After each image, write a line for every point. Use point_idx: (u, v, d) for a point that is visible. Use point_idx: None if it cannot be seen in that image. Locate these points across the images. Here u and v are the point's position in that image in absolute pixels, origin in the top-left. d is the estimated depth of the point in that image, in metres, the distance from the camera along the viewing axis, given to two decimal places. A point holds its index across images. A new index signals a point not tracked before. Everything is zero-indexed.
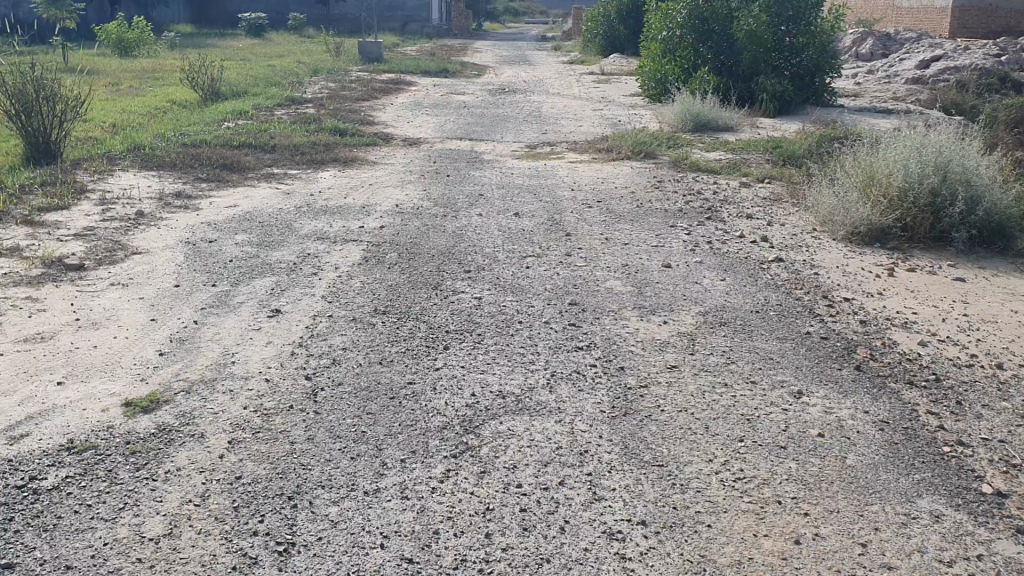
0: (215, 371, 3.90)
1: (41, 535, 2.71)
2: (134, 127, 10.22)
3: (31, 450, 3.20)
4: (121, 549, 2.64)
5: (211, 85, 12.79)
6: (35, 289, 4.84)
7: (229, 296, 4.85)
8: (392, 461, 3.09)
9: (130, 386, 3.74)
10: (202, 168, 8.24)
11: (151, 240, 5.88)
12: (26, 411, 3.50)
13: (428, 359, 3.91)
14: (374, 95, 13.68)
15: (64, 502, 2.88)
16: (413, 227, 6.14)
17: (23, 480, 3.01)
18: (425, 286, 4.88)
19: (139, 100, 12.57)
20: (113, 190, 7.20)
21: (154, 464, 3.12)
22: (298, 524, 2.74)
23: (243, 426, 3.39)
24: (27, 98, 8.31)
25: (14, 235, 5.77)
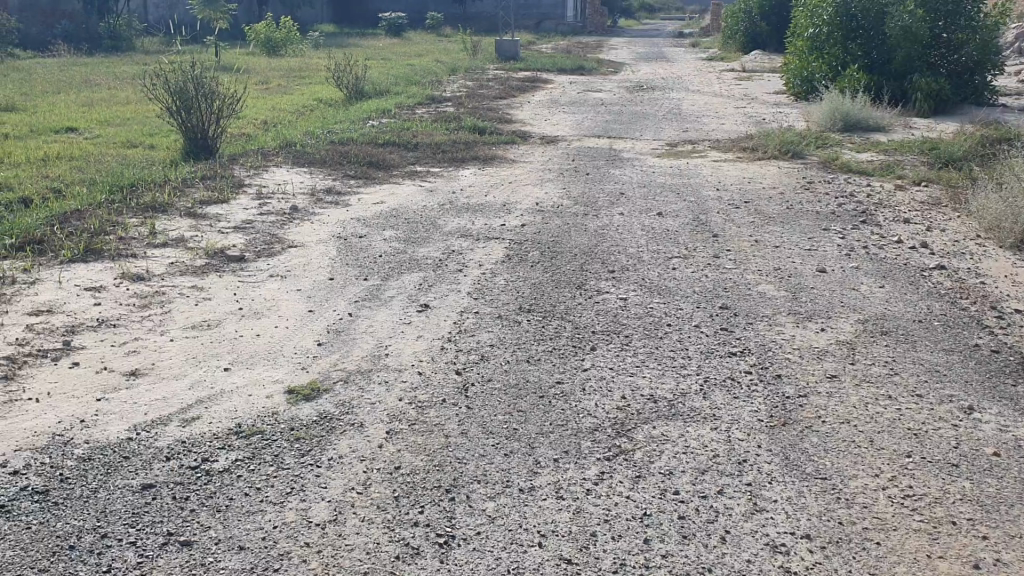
0: (370, 362, 4.00)
1: (215, 515, 2.84)
2: (284, 125, 10.61)
3: (203, 433, 3.36)
4: (289, 532, 2.74)
5: (356, 83, 13.15)
6: (200, 278, 5.09)
7: (379, 290, 4.97)
8: (545, 460, 3.09)
9: (291, 374, 3.89)
10: (350, 165, 8.49)
11: (305, 234, 6.10)
12: (197, 395, 3.67)
13: (576, 359, 3.90)
14: (512, 93, 13.78)
15: (235, 484, 3.01)
16: (555, 225, 6.15)
17: (197, 461, 3.16)
18: (569, 285, 4.88)
19: (288, 98, 13.04)
20: (268, 185, 7.51)
21: (318, 450, 3.23)
22: (457, 517, 2.79)
23: (400, 417, 3.47)
24: (189, 96, 8.74)
25: (180, 226, 6.08)
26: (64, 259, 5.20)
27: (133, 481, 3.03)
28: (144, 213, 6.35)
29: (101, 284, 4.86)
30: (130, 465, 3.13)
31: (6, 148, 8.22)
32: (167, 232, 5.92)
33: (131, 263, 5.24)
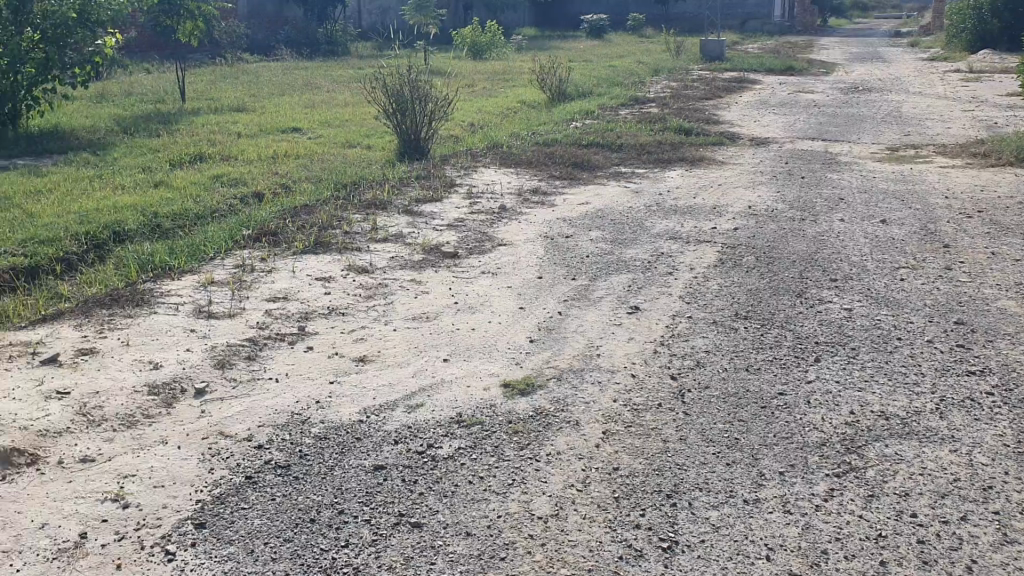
0: (584, 362, 4.03)
1: (442, 500, 2.94)
2: (492, 126, 10.86)
3: (427, 420, 3.49)
4: (512, 523, 2.80)
5: (560, 86, 13.30)
6: (418, 273, 5.29)
7: (589, 290, 5.00)
8: (769, 473, 3.01)
9: (507, 368, 3.97)
10: (556, 166, 8.59)
11: (514, 232, 6.23)
12: (420, 383, 3.82)
13: (799, 371, 3.77)
14: (718, 95, 13.52)
15: (459, 471, 3.11)
16: (770, 230, 5.98)
17: (422, 446, 3.29)
18: (788, 293, 4.73)
19: (494, 101, 13.35)
20: (478, 184, 7.73)
21: (536, 444, 3.29)
22: (679, 523, 2.76)
23: (616, 418, 3.47)
24: (404, 98, 9.11)
25: (398, 223, 6.35)
26: (296, 250, 5.55)
27: (365, 462, 3.17)
28: (365, 209, 6.68)
29: (329, 274, 5.14)
30: (361, 446, 3.28)
31: (240, 146, 8.83)
32: (386, 228, 6.20)
33: (355, 256, 5.51)
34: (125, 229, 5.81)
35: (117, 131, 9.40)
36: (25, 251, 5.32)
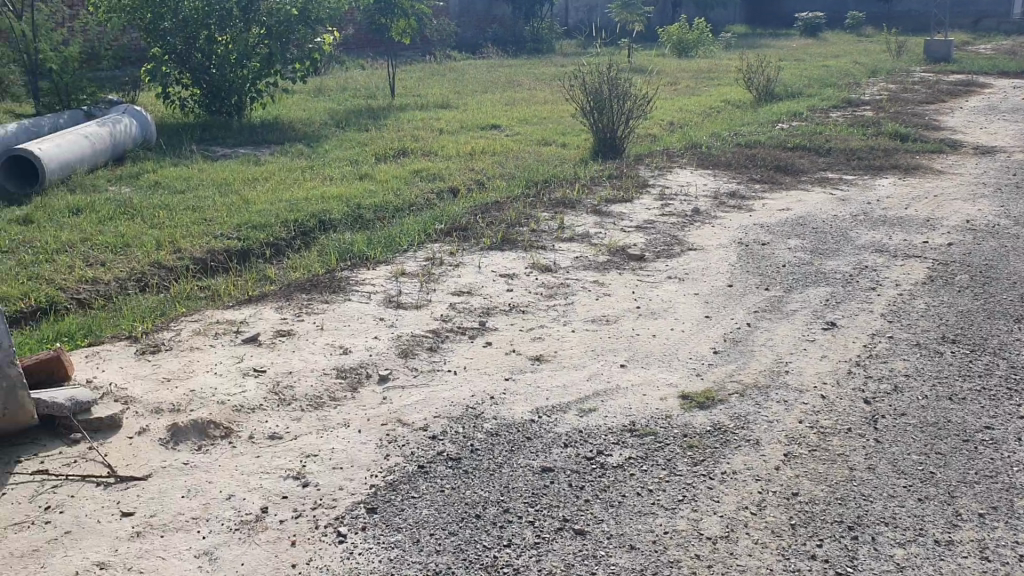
0: (769, 378, 3.84)
1: (608, 509, 2.89)
2: (692, 127, 10.62)
3: (600, 426, 3.44)
4: (680, 540, 2.72)
5: (767, 86, 12.83)
6: (602, 274, 5.24)
7: (782, 302, 4.78)
8: (967, 514, 2.79)
9: (687, 379, 3.85)
10: (756, 169, 8.30)
11: (706, 237, 6.05)
12: (596, 387, 3.77)
13: (1010, 405, 3.49)
14: (941, 98, 12.62)
15: (628, 482, 3.04)
16: (989, 247, 5.51)
17: (592, 452, 3.24)
18: (1004, 317, 4.37)
19: (696, 101, 13.01)
20: (672, 186, 7.57)
21: (710, 461, 3.16)
22: (859, 558, 2.59)
23: (799, 440, 3.29)
24: (603, 96, 9.06)
25: (587, 222, 6.32)
26: (484, 246, 5.63)
27: (533, 462, 3.16)
28: (556, 207, 6.70)
29: (514, 271, 5.19)
30: (532, 446, 3.28)
31: (441, 142, 9.08)
32: (574, 227, 6.18)
33: (541, 254, 5.54)
34: (328, 219, 6.10)
35: (330, 124, 9.90)
36: (238, 235, 5.68)
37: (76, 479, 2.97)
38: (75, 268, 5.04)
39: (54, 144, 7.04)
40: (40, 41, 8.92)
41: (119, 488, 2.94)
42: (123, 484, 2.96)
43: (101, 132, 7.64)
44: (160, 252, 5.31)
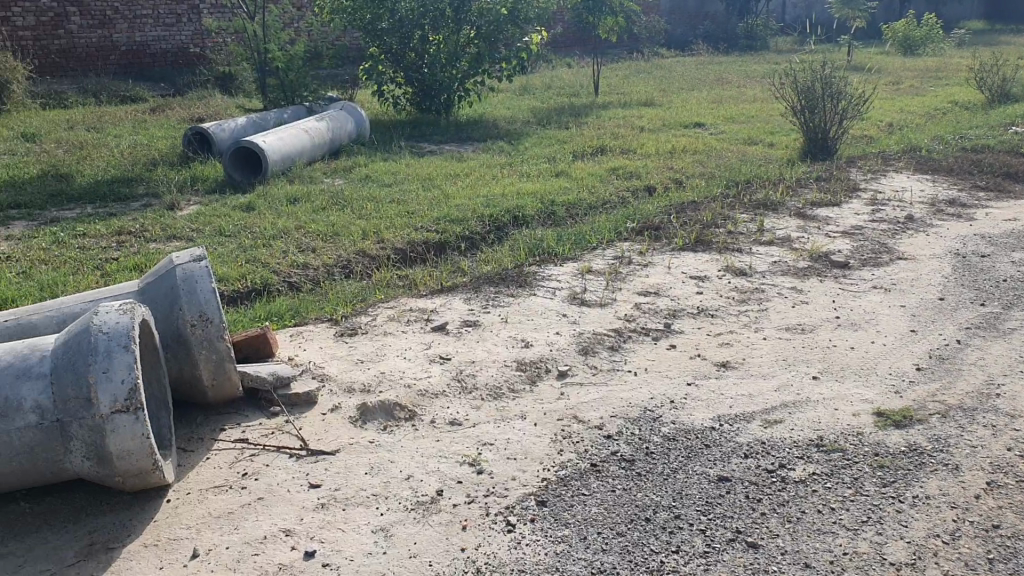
0: (978, 401, 3.56)
1: (784, 524, 2.78)
2: (912, 129, 9.98)
3: (784, 438, 3.31)
4: (860, 564, 2.58)
5: (1002, 85, 11.86)
6: (800, 281, 5.04)
7: (1000, 319, 4.41)
8: None
9: (883, 396, 3.63)
10: (981, 175, 7.70)
11: (919, 246, 5.68)
12: (782, 398, 3.63)
13: None
14: None
15: (808, 498, 2.91)
16: None
17: (773, 465, 3.12)
18: None
19: (919, 102, 12.21)
20: (885, 191, 7.16)
21: (902, 484, 2.97)
22: None
23: (1005, 469, 3.04)
24: (815, 95, 8.69)
25: (788, 226, 6.09)
26: (676, 246, 5.55)
27: (709, 470, 3.09)
28: (756, 209, 6.50)
29: (705, 274, 5.08)
30: (710, 454, 3.20)
31: (642, 140, 9.01)
32: (774, 230, 5.98)
33: (736, 257, 5.39)
34: (524, 215, 6.20)
35: (533, 122, 10.07)
36: (436, 228, 5.88)
37: (272, 449, 3.19)
38: (286, 254, 5.39)
39: (277, 138, 7.56)
40: (270, 42, 9.62)
41: (308, 460, 3.13)
42: (313, 457, 3.15)
43: (319, 127, 8.12)
44: (363, 242, 5.59)
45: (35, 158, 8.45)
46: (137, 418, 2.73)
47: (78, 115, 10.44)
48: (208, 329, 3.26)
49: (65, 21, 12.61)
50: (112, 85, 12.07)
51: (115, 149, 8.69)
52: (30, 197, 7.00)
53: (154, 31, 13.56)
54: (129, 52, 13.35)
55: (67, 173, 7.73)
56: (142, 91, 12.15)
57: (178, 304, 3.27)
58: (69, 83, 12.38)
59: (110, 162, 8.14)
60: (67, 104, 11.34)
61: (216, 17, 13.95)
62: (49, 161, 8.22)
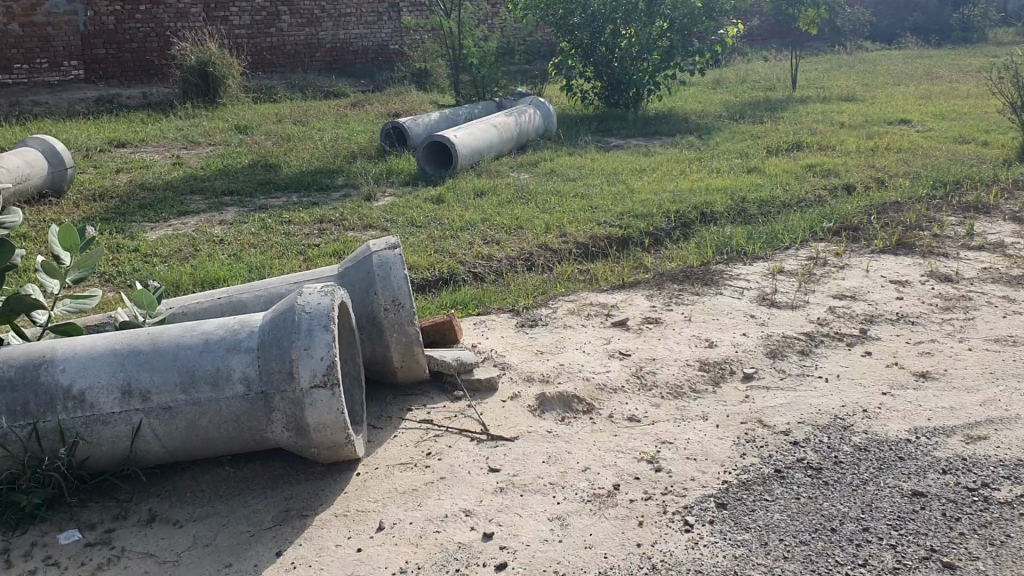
0: None
1: (986, 547, 2.59)
2: None
3: (988, 455, 3.09)
4: None
5: None
6: (1013, 289, 4.67)
7: None
8: None
9: None
10: None
11: None
12: (989, 413, 3.38)
13: None
14: None
15: (1014, 522, 2.70)
16: None
17: (976, 483, 2.92)
18: None
19: None
20: None
21: None
22: None
23: None
24: None
25: (1002, 231, 5.66)
26: (875, 249, 5.28)
27: (903, 484, 2.92)
28: (965, 212, 6.08)
29: (906, 278, 4.80)
30: (904, 467, 3.03)
31: (840, 137, 8.62)
32: (985, 234, 5.57)
33: (941, 262, 5.06)
34: (711, 212, 6.07)
35: (724, 117, 9.85)
36: (621, 223, 5.85)
37: (454, 432, 3.28)
38: (473, 245, 5.53)
39: (467, 133, 7.75)
40: (466, 39, 9.91)
41: (488, 445, 3.20)
42: (493, 442, 3.21)
43: (508, 121, 8.27)
44: (547, 235, 5.64)
45: (247, 149, 9.06)
46: (333, 394, 2.89)
47: (287, 109, 11.11)
48: (399, 313, 3.39)
49: (277, 20, 13.44)
50: (317, 81, 12.76)
51: (318, 141, 9.19)
52: (241, 185, 7.53)
53: (357, 28, 14.22)
54: (333, 49, 14.07)
55: (275, 164, 8.25)
56: (344, 86, 12.78)
57: (373, 289, 3.41)
58: (279, 79, 13.20)
59: (313, 154, 8.62)
60: (276, 99, 12.08)
61: (414, 15, 14.46)
62: (259, 152, 8.80)
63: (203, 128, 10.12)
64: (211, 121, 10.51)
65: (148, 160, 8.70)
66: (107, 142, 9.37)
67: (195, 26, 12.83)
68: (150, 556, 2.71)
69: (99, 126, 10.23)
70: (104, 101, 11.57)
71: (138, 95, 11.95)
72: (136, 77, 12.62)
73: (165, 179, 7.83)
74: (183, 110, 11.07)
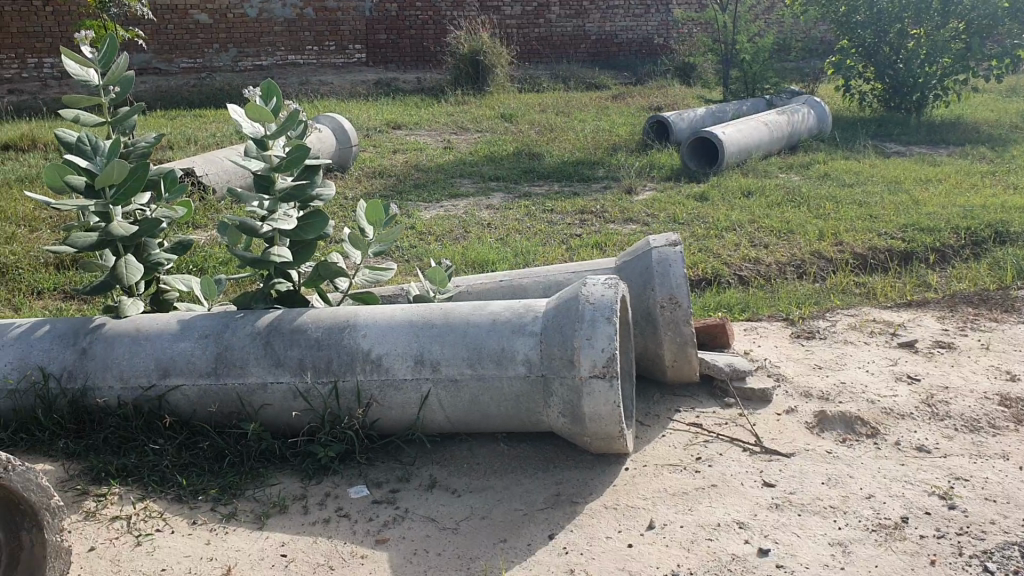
0: None
1: None
2: None
3: None
4: None
5: None
6: None
7: None
8: None
9: None
10: None
11: None
12: None
13: None
14: None
15: None
16: None
17: None
18: None
19: None
20: None
21: None
22: None
23: None
24: None
25: None
26: None
27: None
28: None
29: None
30: None
31: None
32: None
33: None
34: (1008, 230, 5.56)
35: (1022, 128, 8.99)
36: (903, 236, 5.49)
37: (726, 440, 3.20)
38: (740, 246, 5.37)
39: (736, 129, 7.56)
40: (741, 34, 9.75)
41: (762, 457, 3.09)
42: (767, 455, 3.10)
43: (779, 121, 7.98)
44: (821, 242, 5.39)
45: (513, 136, 9.33)
46: (612, 386, 2.87)
47: (551, 99, 11.33)
48: (677, 312, 3.28)
49: (547, 11, 13.74)
50: (582, 74, 12.92)
51: (581, 132, 9.30)
52: (507, 172, 7.76)
53: (624, 21, 14.24)
54: (599, 41, 14.18)
55: (539, 152, 8.43)
56: (607, 78, 12.85)
57: (651, 285, 3.34)
58: (545, 69, 13.48)
59: (576, 144, 8.73)
60: (541, 88, 12.35)
61: (684, 8, 14.27)
62: (525, 141, 9.03)
63: (472, 114, 10.52)
64: (479, 108, 10.91)
65: (421, 142, 9.16)
66: (384, 124, 9.95)
67: (469, 15, 13.36)
68: (431, 521, 2.85)
69: (378, 108, 10.89)
70: (383, 84, 12.32)
71: (412, 81, 12.61)
72: (411, 62, 13.33)
73: (437, 162, 8.21)
74: (453, 96, 11.57)
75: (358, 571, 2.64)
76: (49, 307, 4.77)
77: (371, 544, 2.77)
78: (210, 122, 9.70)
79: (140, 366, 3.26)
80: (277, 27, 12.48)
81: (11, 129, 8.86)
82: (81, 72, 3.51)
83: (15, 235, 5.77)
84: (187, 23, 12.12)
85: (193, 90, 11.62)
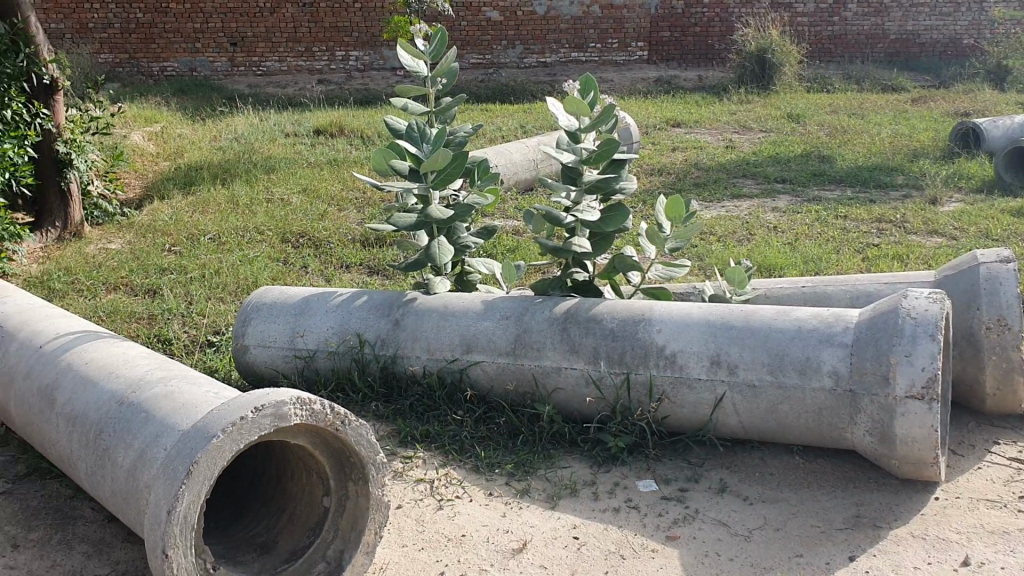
0: None
1: None
2: None
3: None
4: None
5: None
6: None
7: None
8: None
9: None
10: None
11: None
12: None
13: None
14: None
15: None
16: None
17: None
18: None
19: None
20: None
21: None
22: None
23: None
24: None
25: None
26: None
27: None
28: None
29: None
30: None
31: None
32: None
33: None
34: None
35: None
36: None
37: None
38: None
39: None
40: None
41: None
42: None
43: None
44: None
45: (801, 138, 8.98)
46: (931, 408, 2.69)
47: (842, 100, 10.80)
48: (1005, 335, 3.03)
49: (843, 9, 13.11)
50: (876, 75, 12.22)
51: (876, 136, 8.79)
52: (795, 174, 7.48)
53: (929, 20, 13.27)
54: (898, 40, 13.34)
55: (829, 155, 8.06)
56: (906, 79, 12.06)
57: (977, 304, 3.10)
58: (835, 68, 12.87)
59: (870, 148, 8.26)
60: (830, 89, 11.80)
61: (1002, 6, 13.06)
62: (814, 142, 8.67)
63: (756, 114, 10.24)
64: (765, 108, 10.60)
65: (703, 141, 9.04)
66: (665, 121, 9.91)
67: (758, 12, 13.01)
68: (722, 525, 2.82)
69: (659, 105, 10.86)
70: (664, 81, 12.27)
71: (694, 78, 12.47)
72: (694, 60, 13.19)
73: (719, 161, 8.07)
74: (736, 94, 11.32)
75: (649, 565, 2.66)
76: (356, 279, 5.17)
77: (662, 539, 2.79)
78: (497, 115, 10.10)
79: (445, 340, 3.46)
80: (564, 24, 12.77)
81: (321, 116, 9.67)
82: (413, 65, 3.79)
83: (326, 213, 6.29)
84: (479, 19, 12.65)
85: (481, 84, 12.15)
